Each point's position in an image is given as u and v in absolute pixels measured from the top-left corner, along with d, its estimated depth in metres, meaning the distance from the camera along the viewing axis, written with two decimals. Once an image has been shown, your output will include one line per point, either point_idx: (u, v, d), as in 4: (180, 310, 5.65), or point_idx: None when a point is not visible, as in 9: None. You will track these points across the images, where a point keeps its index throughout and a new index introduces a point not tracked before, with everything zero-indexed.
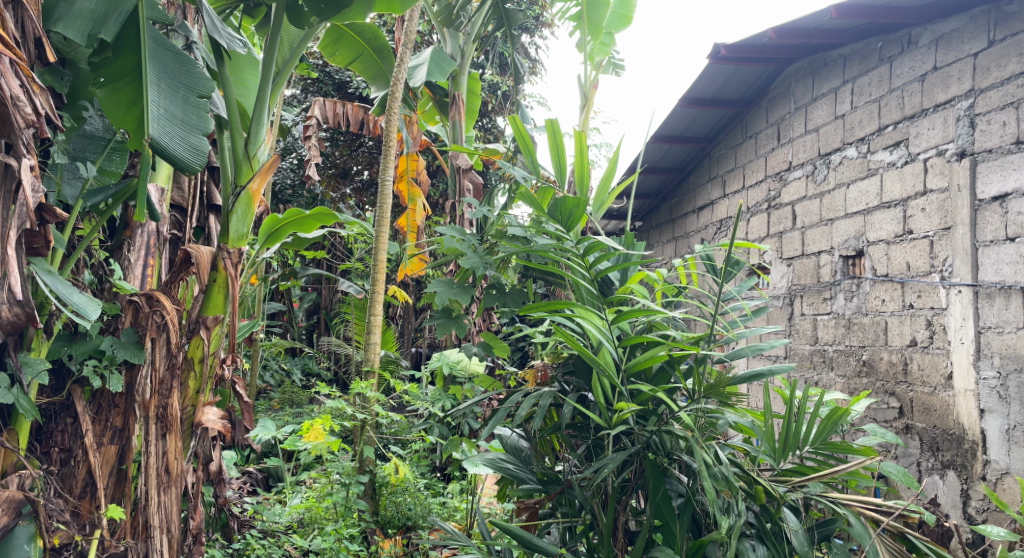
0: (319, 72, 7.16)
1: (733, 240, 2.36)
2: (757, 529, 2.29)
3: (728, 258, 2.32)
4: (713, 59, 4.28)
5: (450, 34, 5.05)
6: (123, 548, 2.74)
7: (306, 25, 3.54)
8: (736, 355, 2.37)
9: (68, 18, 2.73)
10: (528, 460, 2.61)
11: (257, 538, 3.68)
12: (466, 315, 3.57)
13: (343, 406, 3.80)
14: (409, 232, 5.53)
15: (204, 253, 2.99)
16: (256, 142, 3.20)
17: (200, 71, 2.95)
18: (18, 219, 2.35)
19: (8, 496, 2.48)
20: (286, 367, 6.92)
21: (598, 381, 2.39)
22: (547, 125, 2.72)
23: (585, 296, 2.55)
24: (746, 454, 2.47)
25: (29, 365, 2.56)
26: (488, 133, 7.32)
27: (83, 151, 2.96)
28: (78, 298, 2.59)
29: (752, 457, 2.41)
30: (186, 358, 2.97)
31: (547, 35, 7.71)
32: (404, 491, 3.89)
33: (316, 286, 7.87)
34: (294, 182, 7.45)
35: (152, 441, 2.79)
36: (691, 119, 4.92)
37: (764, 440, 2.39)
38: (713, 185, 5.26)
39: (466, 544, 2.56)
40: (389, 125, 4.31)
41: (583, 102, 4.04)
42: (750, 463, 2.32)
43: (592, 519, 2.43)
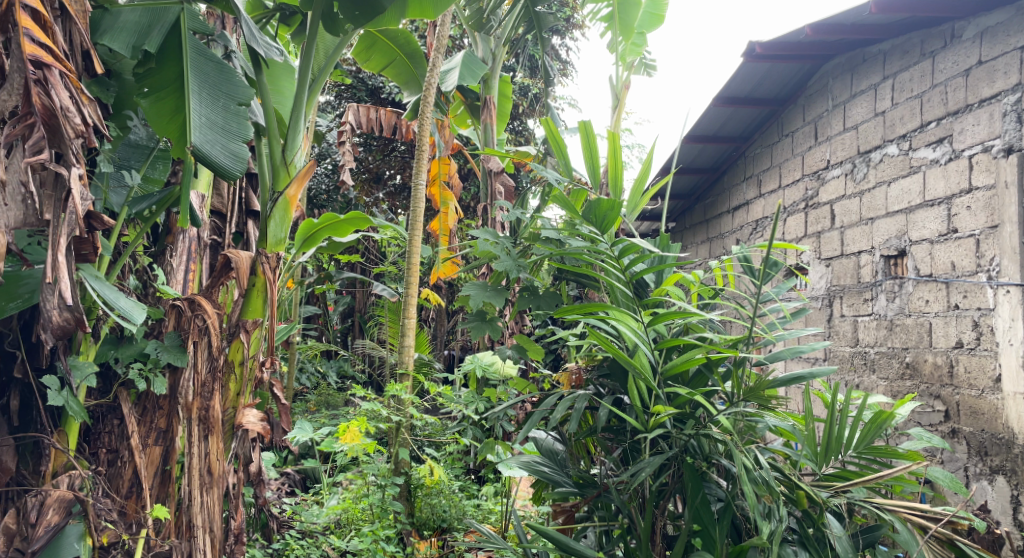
0: (353, 78, 7.26)
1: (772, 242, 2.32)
2: (799, 534, 2.27)
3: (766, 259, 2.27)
4: (748, 57, 4.26)
5: (481, 38, 5.12)
6: (168, 547, 2.81)
7: (341, 32, 3.59)
8: (775, 357, 2.34)
9: (113, 31, 2.82)
10: (563, 462, 2.62)
11: (296, 538, 3.74)
12: (500, 318, 3.60)
13: (379, 408, 3.84)
14: (441, 235, 5.55)
15: (243, 258, 3.05)
16: (293, 149, 3.27)
17: (240, 80, 3.01)
18: (67, 226, 2.37)
19: (58, 496, 2.55)
20: (322, 369, 7.02)
21: (634, 384, 2.37)
22: (581, 127, 2.73)
23: (620, 298, 2.55)
24: (786, 459, 2.45)
25: (78, 368, 2.62)
26: (519, 135, 7.34)
27: (127, 159, 3.03)
28: (124, 303, 2.67)
29: (793, 462, 2.39)
30: (227, 361, 3.03)
31: (578, 37, 7.71)
32: (439, 493, 3.93)
33: (351, 289, 7.96)
34: (329, 188, 7.57)
35: (194, 442, 2.85)
36: (725, 119, 4.89)
37: (805, 444, 2.37)
38: (748, 184, 5.23)
39: (502, 546, 2.58)
40: (421, 129, 4.34)
41: (615, 104, 4.07)
42: (791, 467, 2.30)
43: (630, 523, 2.41)
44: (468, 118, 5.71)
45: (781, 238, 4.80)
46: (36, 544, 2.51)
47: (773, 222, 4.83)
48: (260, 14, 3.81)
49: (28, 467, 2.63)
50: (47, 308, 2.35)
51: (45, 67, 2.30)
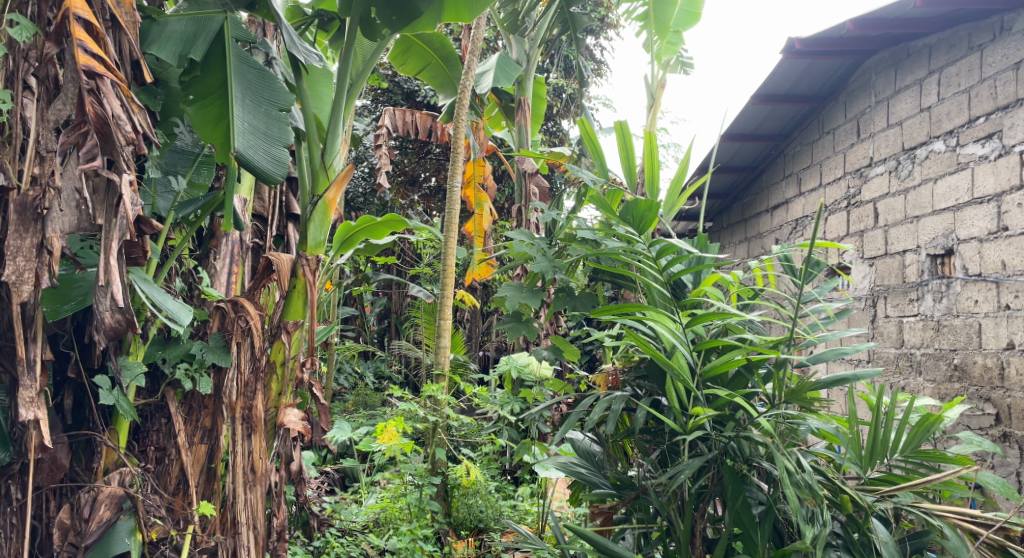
0: (389, 81, 7.33)
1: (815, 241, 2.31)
2: (844, 539, 2.26)
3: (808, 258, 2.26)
4: (788, 54, 4.23)
5: (516, 40, 5.15)
6: (214, 543, 2.88)
7: (379, 37, 3.65)
8: (818, 359, 2.33)
9: (160, 39, 2.89)
10: (601, 464, 2.63)
11: (336, 536, 3.81)
12: (536, 319, 3.62)
13: (415, 408, 3.88)
14: (476, 237, 5.59)
15: (284, 261, 3.12)
16: (331, 153, 3.33)
17: (281, 85, 3.08)
18: (119, 231, 2.41)
19: (110, 492, 2.62)
20: (359, 370, 7.12)
21: (673, 386, 2.37)
22: (617, 127, 2.74)
23: (657, 298, 2.55)
24: (829, 461, 2.44)
25: (128, 368, 2.70)
26: (553, 137, 7.36)
27: (174, 165, 3.11)
28: (171, 304, 2.74)
29: (837, 465, 2.37)
30: (269, 361, 3.09)
31: (613, 36, 7.69)
32: (476, 493, 4.00)
33: (387, 291, 8.04)
34: (365, 191, 7.66)
35: (238, 441, 2.92)
36: (764, 116, 4.86)
37: (850, 447, 2.35)
38: (788, 183, 5.18)
39: (540, 547, 2.59)
40: (457, 132, 4.39)
41: (651, 103, 4.07)
42: (835, 471, 2.29)
43: (669, 525, 2.41)
44: (502, 120, 5.75)
45: (822, 237, 4.75)
46: (89, 538, 2.58)
47: (814, 221, 4.78)
48: (299, 20, 3.88)
49: (80, 464, 2.71)
50: (100, 310, 2.41)
51: (98, 76, 2.34)
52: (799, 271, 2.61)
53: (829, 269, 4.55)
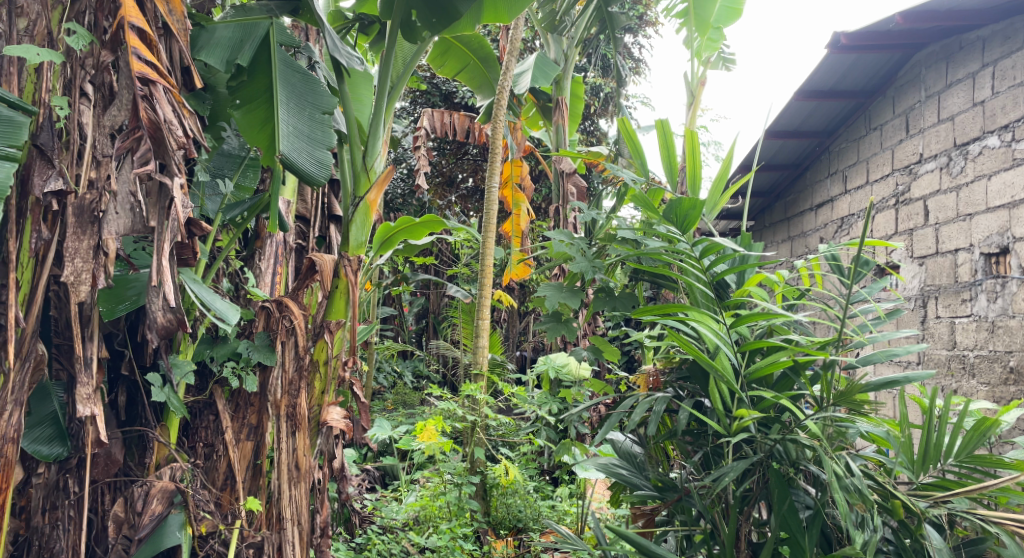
0: (427, 82, 7.38)
1: (865, 241, 2.28)
2: (895, 545, 2.26)
3: (858, 257, 2.23)
4: (833, 48, 4.18)
5: (554, 39, 5.17)
6: (260, 538, 2.92)
7: (419, 40, 3.70)
8: (868, 360, 2.30)
9: (209, 46, 2.97)
10: (642, 465, 2.62)
11: (377, 533, 3.85)
12: (575, 319, 3.63)
13: (453, 408, 3.92)
14: (513, 237, 5.60)
15: (327, 262, 3.17)
16: (373, 154, 3.39)
17: (324, 89, 3.13)
18: (170, 233, 2.48)
19: (162, 487, 2.67)
20: (398, 369, 7.19)
21: (717, 386, 2.36)
22: (657, 127, 2.74)
23: (700, 299, 2.53)
24: (881, 466, 2.42)
25: (178, 366, 2.76)
26: (590, 136, 7.34)
27: (221, 168, 3.19)
28: (220, 304, 2.81)
29: (888, 470, 2.36)
30: (313, 360, 3.15)
31: (651, 34, 7.65)
32: (514, 493, 4.05)
33: (425, 291, 8.11)
34: (403, 192, 7.74)
35: (283, 438, 2.98)
36: (809, 113, 4.81)
37: (902, 451, 2.33)
38: (833, 181, 5.12)
39: (581, 547, 2.59)
40: (495, 132, 4.42)
41: (690, 101, 4.07)
42: (885, 475, 2.25)
43: (713, 528, 2.40)
44: (540, 120, 5.77)
45: (869, 235, 4.68)
46: (142, 531, 2.64)
47: (862, 219, 4.72)
48: (340, 24, 3.95)
49: (134, 459, 2.78)
50: (152, 310, 2.47)
51: (151, 83, 2.43)
52: (848, 271, 2.57)
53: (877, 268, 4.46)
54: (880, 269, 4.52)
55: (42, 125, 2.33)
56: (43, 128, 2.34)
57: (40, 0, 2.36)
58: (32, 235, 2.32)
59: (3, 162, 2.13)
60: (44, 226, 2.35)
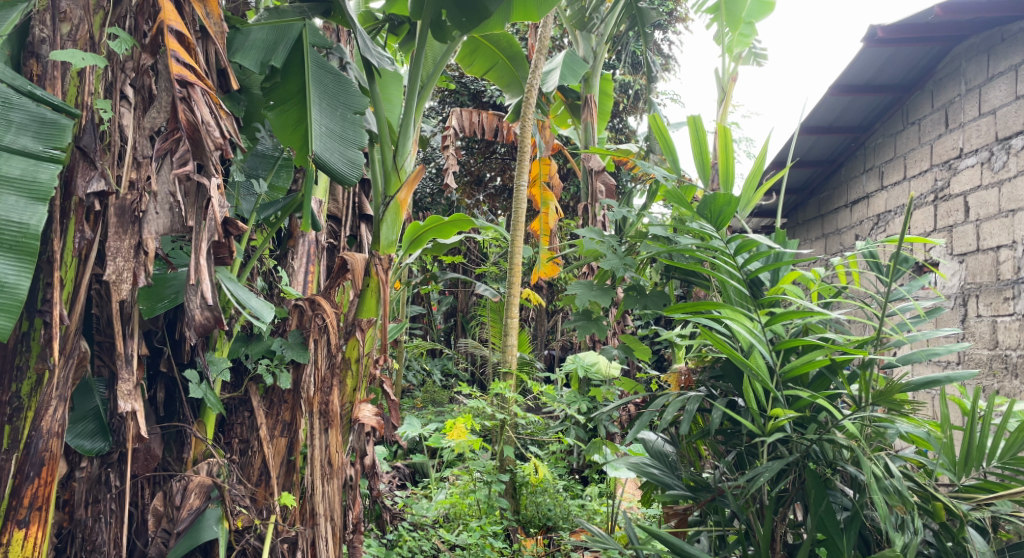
0: (456, 82, 7.41)
1: (905, 238, 2.25)
2: (938, 548, 2.23)
3: (897, 254, 2.20)
4: (869, 42, 4.13)
5: (583, 37, 5.16)
6: (295, 532, 2.97)
7: (449, 39, 3.73)
8: (908, 359, 2.26)
9: (244, 48, 2.99)
10: (674, 465, 2.61)
11: (408, 530, 3.88)
12: (605, 317, 3.63)
13: (483, 406, 3.93)
14: (542, 236, 5.59)
15: (359, 261, 3.20)
16: (403, 154, 3.43)
17: (355, 89, 3.17)
18: (208, 232, 2.52)
19: (199, 481, 2.74)
20: (427, 368, 7.23)
21: (751, 386, 2.34)
22: (689, 123, 2.73)
23: (734, 296, 2.50)
24: (922, 468, 2.39)
25: (214, 363, 2.81)
26: (619, 134, 7.31)
27: (255, 168, 3.24)
28: (256, 302, 2.85)
29: (930, 471, 2.32)
30: (344, 357, 3.19)
31: (681, 30, 7.61)
32: (545, 491, 4.01)
33: (453, 290, 8.13)
34: (432, 191, 7.78)
35: (316, 434, 3.01)
36: (844, 108, 4.76)
37: (943, 453, 2.30)
38: (868, 177, 5.05)
39: (612, 546, 2.58)
40: (524, 131, 4.42)
41: (721, 98, 4.05)
42: (927, 477, 2.23)
43: (748, 529, 2.38)
44: (568, 118, 5.76)
45: (907, 232, 4.61)
46: (180, 525, 2.69)
47: (899, 215, 4.65)
48: (371, 25, 4.00)
49: (172, 454, 2.83)
50: (190, 307, 2.50)
51: (189, 85, 2.46)
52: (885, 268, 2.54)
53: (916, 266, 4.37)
54: (919, 267, 4.45)
55: (85, 127, 2.37)
56: (86, 130, 2.38)
57: (82, 6, 2.41)
58: (75, 235, 2.37)
59: (47, 163, 2.18)
60: (87, 226, 2.39)
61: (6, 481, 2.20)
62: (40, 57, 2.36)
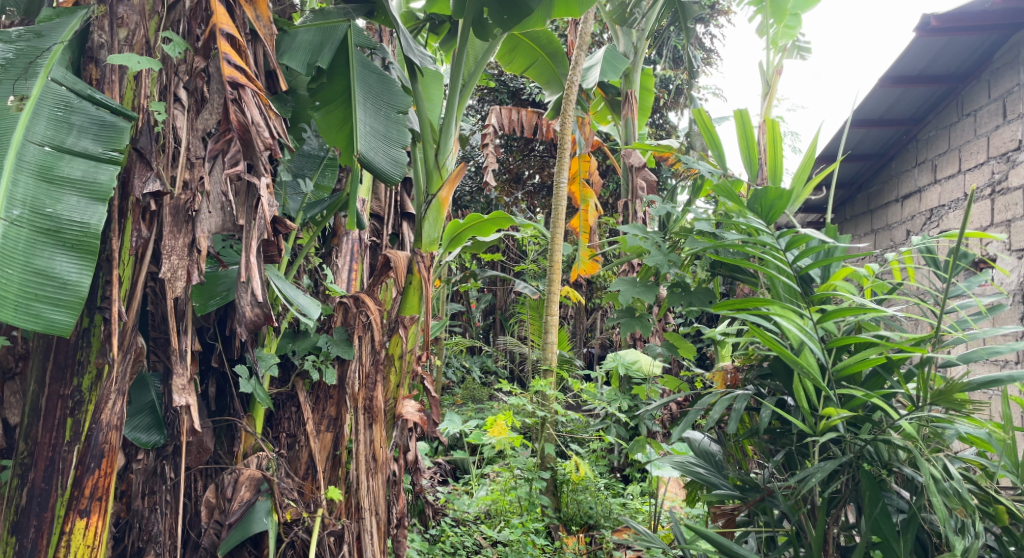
0: (495, 80, 7.43)
1: (966, 233, 2.19)
2: (998, 552, 2.18)
3: (957, 250, 2.16)
4: (922, 31, 4.12)
5: (623, 32, 5.14)
6: (341, 526, 3.00)
7: (491, 37, 3.73)
8: (968, 358, 2.22)
9: (291, 50, 3.03)
10: (720, 465, 2.59)
11: (450, 526, 3.91)
12: (649, 314, 3.61)
13: (523, 403, 3.93)
14: (583, 233, 5.58)
15: (401, 259, 3.22)
16: (445, 152, 3.46)
17: (399, 88, 3.21)
18: (258, 231, 2.57)
19: (249, 474, 2.78)
20: (467, 365, 7.26)
21: (801, 385, 2.31)
22: (736, 118, 2.71)
23: (783, 293, 2.49)
24: (981, 469, 2.34)
25: (263, 359, 2.86)
26: (660, 129, 7.25)
27: (302, 168, 3.30)
28: (303, 299, 2.90)
29: (990, 473, 2.27)
30: (388, 354, 3.25)
31: (723, 23, 7.52)
32: (585, 490, 4.03)
33: (491, 287, 8.15)
34: (472, 189, 7.81)
35: (361, 430, 3.05)
36: (895, 98, 4.69)
37: (1004, 455, 2.24)
38: (921, 170, 4.96)
39: (658, 544, 2.56)
40: (564, 128, 4.42)
41: (766, 91, 4.01)
42: (987, 480, 2.20)
43: (799, 530, 2.36)
44: (608, 114, 5.74)
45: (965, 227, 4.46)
46: (232, 517, 2.73)
47: (954, 210, 4.54)
48: (412, 24, 4.04)
49: (223, 447, 2.89)
50: (241, 304, 2.56)
51: (241, 87, 2.51)
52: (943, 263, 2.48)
53: (974, 262, 4.23)
54: (976, 263, 4.33)
55: (141, 129, 2.44)
56: (142, 132, 2.44)
57: (138, 11, 2.48)
58: (133, 234, 2.44)
59: (107, 164, 2.24)
60: (144, 225, 2.46)
61: (69, 473, 2.27)
62: (99, 61, 2.44)
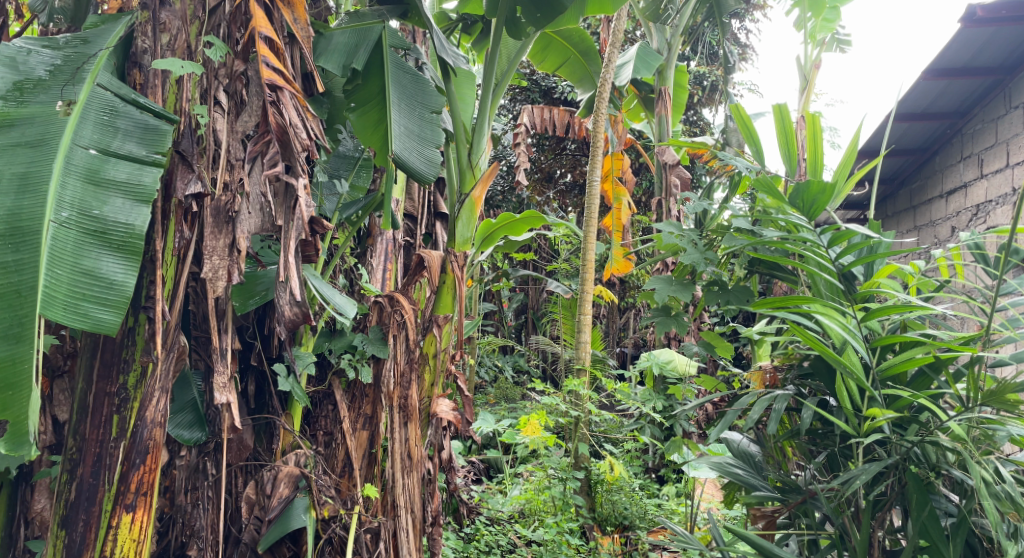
0: (527, 80, 7.44)
1: (1017, 228, 2.13)
2: None
3: (1008, 246, 2.10)
4: (968, 21, 4.04)
5: (656, 29, 5.13)
6: (377, 523, 3.02)
7: (524, 36, 3.74)
8: (1019, 358, 2.16)
9: (327, 52, 3.07)
10: (760, 466, 2.57)
11: (485, 524, 3.92)
12: (684, 313, 3.58)
13: (556, 402, 3.92)
14: (615, 232, 5.54)
15: (435, 258, 3.22)
16: (478, 152, 3.47)
17: (433, 89, 3.22)
18: (296, 231, 2.60)
19: (287, 472, 2.82)
20: (499, 364, 7.27)
21: (844, 385, 2.28)
22: (773, 114, 2.68)
23: (825, 292, 2.47)
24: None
25: (300, 357, 2.89)
26: (694, 126, 7.19)
27: (338, 169, 3.33)
28: (339, 298, 2.94)
29: None
30: (422, 353, 3.27)
31: (759, 18, 7.44)
32: (619, 490, 3.94)
33: (524, 286, 8.14)
34: (504, 188, 7.83)
35: (396, 428, 3.06)
36: (939, 92, 4.60)
37: None
38: (966, 165, 4.85)
39: (696, 546, 2.52)
40: (597, 126, 4.40)
41: (803, 86, 3.97)
42: None
43: (843, 533, 2.31)
44: (641, 112, 5.72)
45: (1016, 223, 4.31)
46: (271, 513, 2.78)
47: (1002, 206, 4.43)
48: (445, 25, 4.06)
49: (262, 444, 2.94)
50: (281, 303, 2.59)
51: (279, 89, 2.55)
52: (993, 260, 2.41)
53: None
54: None
55: (183, 132, 2.48)
56: (184, 135, 2.49)
57: (180, 16, 2.53)
58: (175, 235, 2.48)
59: (150, 167, 2.28)
60: (186, 226, 2.50)
61: (115, 468, 2.32)
62: (142, 66, 2.51)
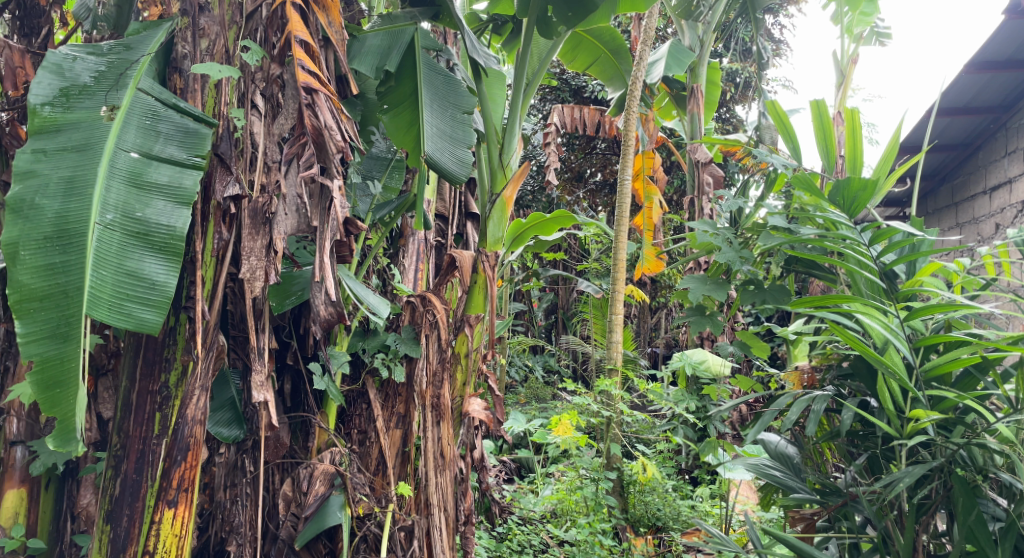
0: (558, 79, 7.44)
1: None
2: None
3: None
4: (1011, 13, 3.97)
5: (688, 26, 5.10)
6: (411, 521, 3.04)
7: (555, 35, 3.74)
8: None
9: (361, 55, 3.09)
10: (798, 468, 2.54)
11: (517, 524, 3.93)
12: (719, 313, 3.54)
13: (588, 402, 3.90)
14: (647, 230, 5.52)
15: (466, 258, 3.24)
16: (509, 152, 3.47)
17: (464, 89, 3.23)
18: (331, 231, 2.62)
19: (323, 469, 2.85)
20: (529, 364, 7.26)
21: (886, 385, 2.25)
22: (811, 111, 2.64)
23: (864, 292, 2.44)
24: None
25: (335, 357, 2.92)
26: (726, 123, 7.13)
27: (371, 170, 3.35)
28: (373, 298, 2.95)
29: None
30: (454, 352, 3.28)
31: (793, 14, 7.34)
32: (653, 491, 3.97)
33: (554, 286, 8.13)
34: (533, 189, 7.82)
35: (428, 427, 3.07)
36: (981, 86, 4.53)
37: None
38: (1011, 160, 4.71)
39: (733, 548, 2.50)
40: (629, 124, 4.38)
41: (839, 81, 3.92)
42: None
43: (885, 536, 2.27)
44: (673, 109, 5.68)
45: None
46: (308, 509, 2.81)
47: None
48: (476, 25, 4.08)
49: (298, 443, 2.97)
50: (315, 303, 2.62)
51: (314, 92, 2.57)
52: None
53: None
54: None
55: (222, 136, 2.52)
56: (223, 138, 2.53)
57: (218, 22, 2.57)
58: (214, 236, 2.52)
59: (190, 169, 2.32)
60: (224, 227, 2.54)
61: (158, 464, 2.36)
62: (182, 71, 2.55)
